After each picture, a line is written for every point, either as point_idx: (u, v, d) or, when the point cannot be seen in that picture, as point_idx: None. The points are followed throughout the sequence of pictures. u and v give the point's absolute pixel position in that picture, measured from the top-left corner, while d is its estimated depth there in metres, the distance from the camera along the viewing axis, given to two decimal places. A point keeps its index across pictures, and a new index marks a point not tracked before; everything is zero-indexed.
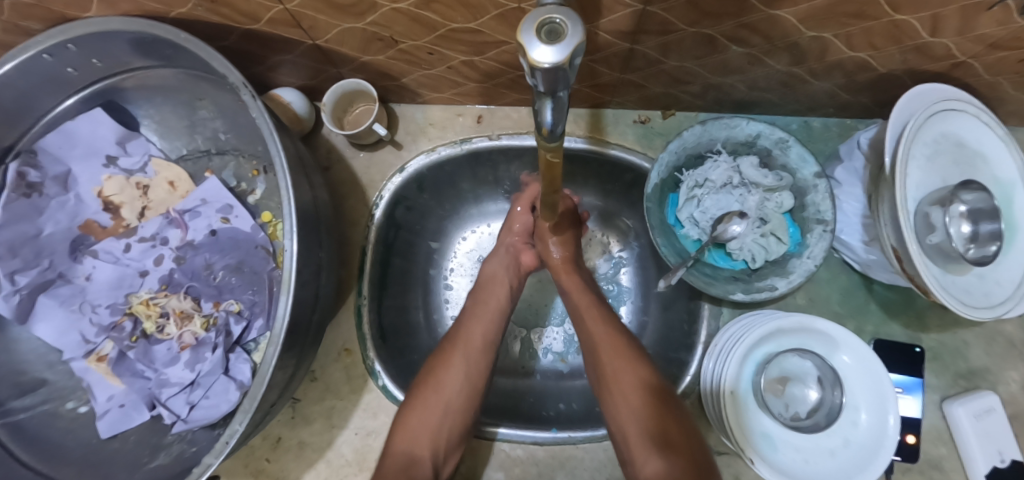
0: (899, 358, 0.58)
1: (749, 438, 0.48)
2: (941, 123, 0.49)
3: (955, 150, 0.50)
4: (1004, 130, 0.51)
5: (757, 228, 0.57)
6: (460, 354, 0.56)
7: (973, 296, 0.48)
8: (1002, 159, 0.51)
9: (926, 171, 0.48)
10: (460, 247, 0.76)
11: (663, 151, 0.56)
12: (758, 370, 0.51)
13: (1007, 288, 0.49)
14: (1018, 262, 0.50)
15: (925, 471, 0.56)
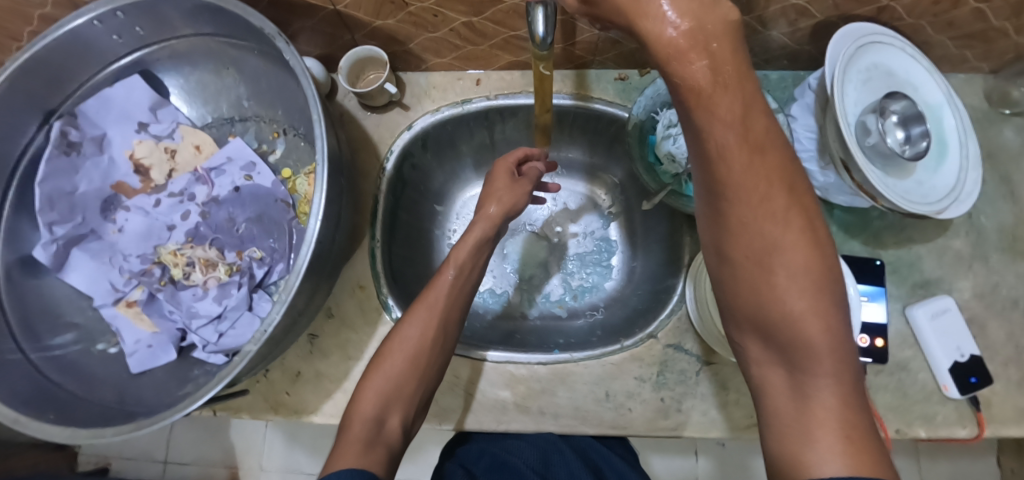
0: (864, 271, 0.64)
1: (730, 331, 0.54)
2: (872, 54, 0.58)
3: (888, 78, 0.58)
4: (927, 61, 0.60)
5: None
6: (433, 297, 0.57)
7: (913, 197, 0.55)
8: (930, 86, 0.60)
9: (863, 91, 0.56)
10: (460, 209, 0.84)
11: (639, 96, 0.64)
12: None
13: (942, 191, 0.57)
14: (950, 170, 0.58)
15: (894, 372, 0.62)
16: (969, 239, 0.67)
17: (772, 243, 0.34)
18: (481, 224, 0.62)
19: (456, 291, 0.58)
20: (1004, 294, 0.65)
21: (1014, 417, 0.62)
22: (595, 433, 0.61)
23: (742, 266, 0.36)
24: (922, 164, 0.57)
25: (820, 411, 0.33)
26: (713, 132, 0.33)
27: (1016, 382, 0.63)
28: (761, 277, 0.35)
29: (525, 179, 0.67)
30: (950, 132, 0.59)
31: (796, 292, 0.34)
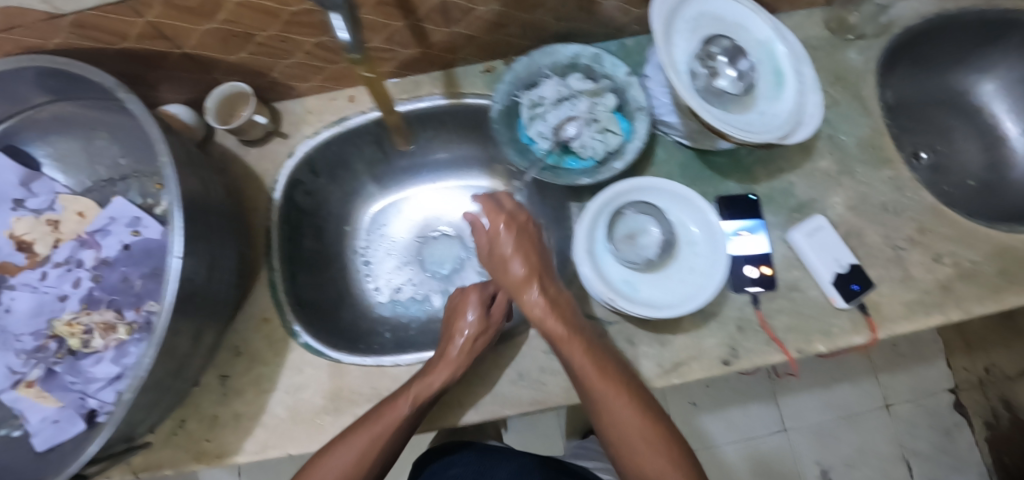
0: (740, 208, 0.67)
1: (613, 286, 0.56)
2: (694, 5, 0.61)
3: (715, 23, 0.62)
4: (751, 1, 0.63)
5: (593, 127, 0.67)
6: (382, 423, 0.54)
7: (756, 127, 0.59)
8: (758, 24, 0.64)
9: (692, 38, 0.60)
10: (366, 227, 0.85)
11: (499, 82, 0.66)
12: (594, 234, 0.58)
13: (785, 116, 0.60)
14: (790, 96, 0.62)
15: (787, 294, 0.65)
16: (834, 158, 0.71)
17: (625, 434, 0.53)
18: (446, 367, 0.58)
19: (396, 422, 0.54)
20: (873, 202, 0.70)
21: (902, 312, 0.66)
22: (515, 413, 0.62)
23: (631, 455, 0.53)
24: (761, 96, 0.61)
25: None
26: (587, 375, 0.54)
27: (898, 280, 0.67)
28: (639, 459, 0.53)
29: (496, 311, 0.63)
30: (784, 62, 0.63)
31: (652, 462, 0.52)
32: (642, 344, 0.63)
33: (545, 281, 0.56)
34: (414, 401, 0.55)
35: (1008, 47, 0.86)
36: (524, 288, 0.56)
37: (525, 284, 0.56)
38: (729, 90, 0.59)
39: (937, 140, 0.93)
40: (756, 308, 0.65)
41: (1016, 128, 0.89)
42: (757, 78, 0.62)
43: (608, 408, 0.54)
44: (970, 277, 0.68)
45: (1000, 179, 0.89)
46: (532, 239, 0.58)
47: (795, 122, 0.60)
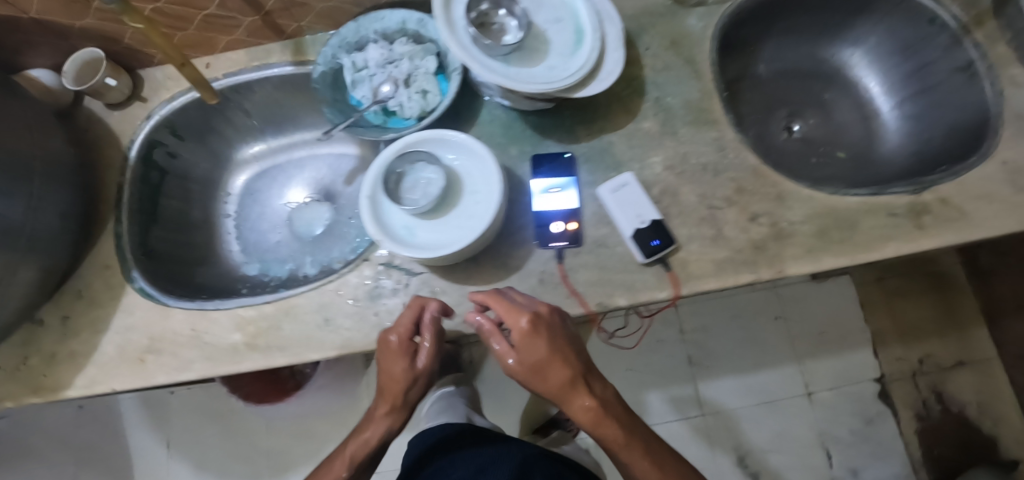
0: (553, 165, 0.69)
1: (391, 233, 0.58)
2: None
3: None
4: None
5: (412, 88, 0.70)
6: (354, 446, 0.67)
7: (537, 79, 0.61)
8: None
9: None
10: (229, 194, 0.90)
11: (323, 45, 0.69)
12: (381, 185, 0.59)
13: (574, 69, 0.62)
14: (585, 52, 0.63)
15: (592, 250, 0.66)
16: (658, 119, 0.72)
17: (630, 468, 0.59)
18: (381, 423, 0.66)
19: (366, 442, 0.67)
20: (693, 161, 0.70)
21: (711, 270, 0.65)
22: (318, 356, 0.65)
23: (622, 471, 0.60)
24: (554, 53, 0.64)
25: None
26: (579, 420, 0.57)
27: (711, 239, 0.67)
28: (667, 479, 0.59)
29: (421, 349, 0.61)
30: (586, 22, 0.65)
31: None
32: (444, 294, 0.66)
33: (556, 349, 0.55)
34: (364, 445, 0.67)
35: (876, 15, 0.85)
36: (554, 363, 0.55)
37: (541, 364, 0.55)
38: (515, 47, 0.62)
39: (818, 110, 0.94)
40: (558, 261, 0.66)
41: (888, 97, 0.91)
42: (554, 36, 0.65)
43: (626, 453, 0.58)
44: (786, 237, 0.67)
45: (869, 147, 0.90)
46: (556, 335, 0.56)
47: (581, 75, 0.61)
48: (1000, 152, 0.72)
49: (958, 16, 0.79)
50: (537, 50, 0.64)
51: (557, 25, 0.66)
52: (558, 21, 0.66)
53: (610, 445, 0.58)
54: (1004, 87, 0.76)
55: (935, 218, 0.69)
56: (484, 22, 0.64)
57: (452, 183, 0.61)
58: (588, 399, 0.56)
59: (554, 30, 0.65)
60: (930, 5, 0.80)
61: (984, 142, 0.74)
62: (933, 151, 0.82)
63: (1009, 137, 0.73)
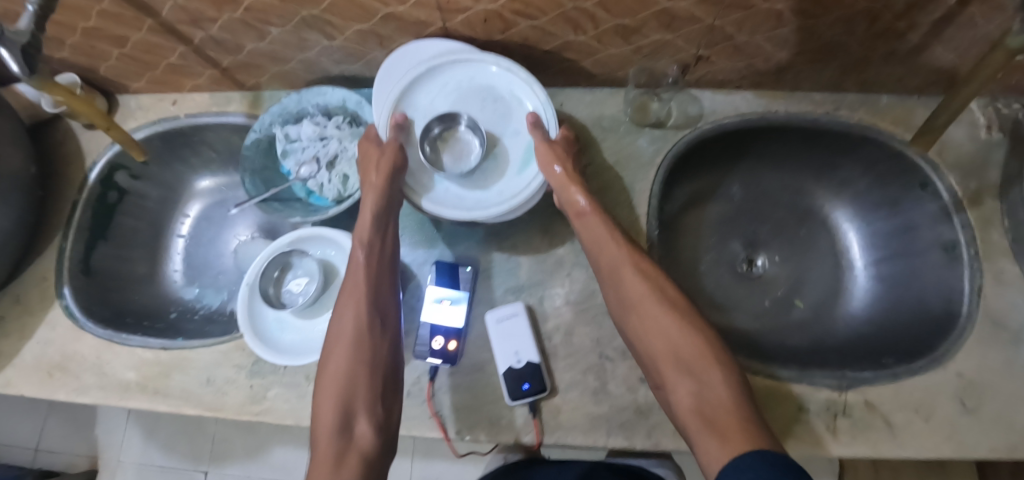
0: (453, 277, 0.67)
1: (261, 328, 0.60)
2: (464, 70, 0.66)
3: (481, 91, 0.67)
4: (526, 74, 0.65)
5: (334, 171, 0.71)
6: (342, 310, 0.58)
7: (467, 201, 0.65)
8: (530, 98, 0.66)
9: (445, 105, 0.67)
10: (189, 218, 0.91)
11: (262, 113, 0.71)
12: (263, 274, 0.61)
13: (506, 197, 0.65)
14: (526, 178, 0.66)
15: (467, 373, 0.65)
16: (574, 246, 0.68)
17: (636, 303, 0.58)
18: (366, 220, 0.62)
19: (371, 271, 0.60)
20: (597, 301, 0.66)
21: (582, 424, 0.62)
22: (194, 412, 0.68)
23: (645, 323, 0.58)
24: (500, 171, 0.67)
25: (697, 392, 0.52)
26: (576, 211, 0.63)
27: (593, 390, 0.63)
28: (655, 323, 0.57)
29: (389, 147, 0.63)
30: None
31: (657, 321, 0.57)
32: None
33: (552, 143, 0.64)
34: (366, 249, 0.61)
35: (865, 163, 0.77)
36: (551, 161, 0.63)
37: (550, 161, 0.63)
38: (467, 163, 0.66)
39: (783, 249, 0.86)
40: (430, 379, 0.65)
41: (864, 255, 0.81)
42: (507, 151, 0.68)
43: (621, 279, 0.60)
44: None
45: (827, 305, 0.81)
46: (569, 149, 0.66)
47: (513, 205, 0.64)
48: (955, 361, 0.64)
49: (953, 188, 0.71)
50: (486, 167, 0.66)
51: (514, 138, 0.68)
52: (517, 134, 0.68)
53: (601, 250, 0.61)
54: (983, 283, 0.67)
55: (853, 424, 0.62)
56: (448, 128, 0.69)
57: (330, 279, 0.63)
58: (577, 189, 0.62)
59: (511, 144, 0.68)
60: (925, 169, 0.72)
61: (947, 339, 0.66)
62: (890, 332, 0.73)
63: (970, 345, 0.65)
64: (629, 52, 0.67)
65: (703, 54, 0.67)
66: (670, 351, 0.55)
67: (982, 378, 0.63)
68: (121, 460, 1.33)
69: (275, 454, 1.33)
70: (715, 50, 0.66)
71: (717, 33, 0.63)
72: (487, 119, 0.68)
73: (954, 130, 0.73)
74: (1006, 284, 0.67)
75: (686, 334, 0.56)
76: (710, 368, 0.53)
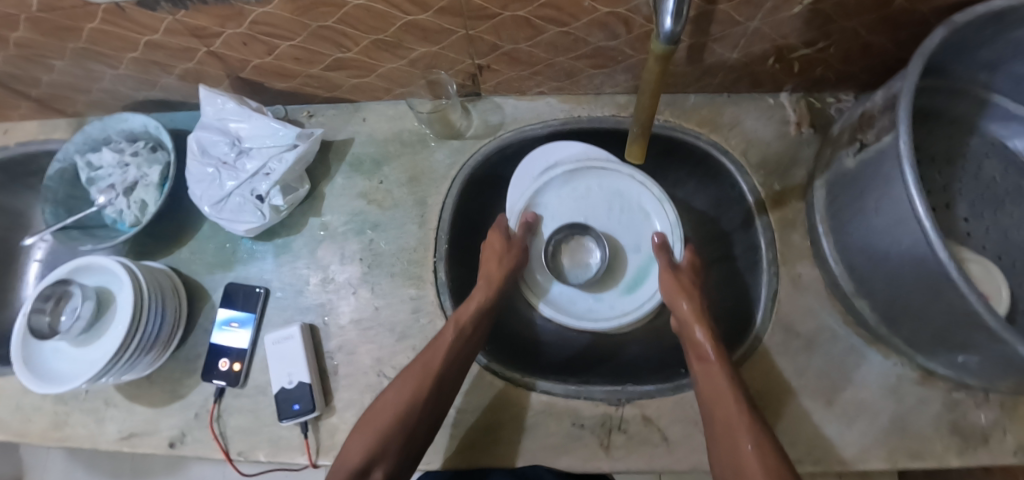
0: (242, 299, 0.68)
1: (35, 358, 0.61)
2: (597, 177, 0.73)
3: (613, 199, 0.73)
4: (659, 190, 0.71)
5: (132, 196, 0.71)
6: (417, 373, 0.55)
7: (578, 305, 0.71)
8: (659, 213, 0.71)
9: (572, 217, 0.73)
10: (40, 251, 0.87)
11: (64, 142, 0.72)
12: (35, 308, 0.61)
13: (614, 310, 0.70)
14: (637, 297, 0.70)
15: (251, 395, 0.65)
16: (365, 264, 0.68)
17: (739, 410, 0.50)
18: (483, 292, 0.63)
19: (456, 352, 0.58)
20: (382, 320, 0.66)
21: None
22: (3, 438, 0.70)
23: (723, 434, 0.49)
24: (612, 283, 0.72)
25: (746, 457, 0.45)
26: (697, 345, 0.57)
27: None
28: (729, 432, 0.49)
29: (514, 243, 0.69)
30: (653, 266, 0.71)
31: (739, 434, 0.48)
32: (114, 407, 0.68)
33: (679, 274, 0.64)
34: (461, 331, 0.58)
35: (681, 164, 0.75)
36: (680, 297, 0.62)
37: (677, 289, 0.62)
38: (587, 269, 0.72)
39: None
40: (215, 401, 0.65)
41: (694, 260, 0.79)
42: (625, 266, 0.72)
43: (716, 379, 0.53)
44: (445, 426, 0.62)
45: None
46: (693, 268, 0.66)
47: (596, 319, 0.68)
48: (741, 372, 0.63)
49: (757, 190, 0.68)
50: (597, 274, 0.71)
51: (635, 254, 0.72)
52: (637, 250, 0.73)
53: (704, 365, 0.55)
54: (780, 289, 0.65)
55: (628, 438, 0.60)
56: (578, 237, 0.74)
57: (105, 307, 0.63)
58: (689, 303, 0.60)
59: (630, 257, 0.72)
60: (731, 170, 0.69)
61: (742, 346, 0.64)
62: None
63: (760, 355, 0.63)
64: (407, 66, 0.66)
65: (483, 64, 0.66)
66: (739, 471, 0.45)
67: (766, 388, 0.62)
68: None
69: None
70: (491, 58, 0.65)
71: (480, 43, 0.62)
72: (611, 227, 0.73)
73: (763, 129, 0.71)
74: (803, 290, 0.65)
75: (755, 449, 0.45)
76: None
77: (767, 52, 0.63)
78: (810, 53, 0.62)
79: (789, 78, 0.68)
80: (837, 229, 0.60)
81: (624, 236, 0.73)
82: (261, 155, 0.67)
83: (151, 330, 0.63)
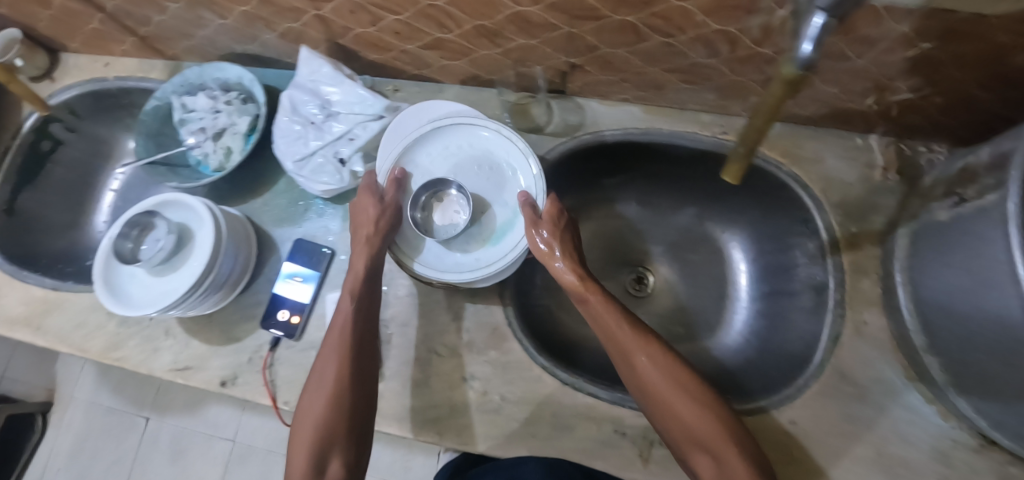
0: (308, 257, 0.70)
1: (112, 281, 0.65)
2: (466, 134, 0.69)
3: (479, 158, 0.68)
4: (523, 143, 0.66)
5: (219, 143, 0.75)
6: (334, 355, 0.57)
7: (443, 261, 0.65)
8: (525, 169, 0.67)
9: (438, 173, 0.68)
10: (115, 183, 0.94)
11: (162, 81, 0.75)
12: (121, 233, 0.65)
13: (479, 263, 0.65)
14: (502, 248, 0.65)
15: (303, 349, 0.67)
16: None
17: (655, 374, 0.56)
18: (361, 248, 0.63)
19: (362, 315, 0.60)
20: (438, 298, 0.67)
21: (396, 414, 0.63)
22: (65, 351, 0.73)
23: (655, 399, 0.56)
24: (480, 238, 0.67)
25: (687, 414, 0.54)
26: (583, 295, 0.62)
27: (415, 383, 0.64)
28: (662, 398, 0.55)
29: (391, 199, 0.64)
30: (518, 220, 0.66)
31: (670, 398, 0.55)
32: (173, 338, 0.71)
33: (539, 227, 0.63)
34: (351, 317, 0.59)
35: (752, 190, 0.74)
36: (552, 255, 0.62)
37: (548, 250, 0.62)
38: (455, 225, 0.67)
39: (671, 271, 0.84)
40: (270, 350, 0.68)
41: (750, 289, 0.78)
42: (489, 219, 0.67)
43: (625, 349, 0.58)
44: (487, 410, 0.63)
45: (699, 335, 0.79)
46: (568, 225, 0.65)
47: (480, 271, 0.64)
48: (791, 408, 0.62)
49: (831, 228, 0.67)
50: (466, 229, 0.66)
51: (501, 208, 0.68)
52: (504, 204, 0.68)
53: (602, 321, 0.60)
54: (842, 332, 0.63)
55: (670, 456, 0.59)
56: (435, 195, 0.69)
57: (183, 243, 0.66)
58: (574, 275, 0.62)
59: (494, 212, 0.68)
60: (807, 205, 0.68)
61: (795, 383, 0.63)
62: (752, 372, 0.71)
63: (812, 395, 0.62)
64: (500, 54, 0.67)
65: (575, 63, 0.66)
66: (685, 427, 0.53)
67: (813, 429, 0.60)
68: (73, 396, 1.40)
69: (210, 412, 1.40)
70: (585, 59, 0.65)
71: (579, 43, 0.62)
72: (481, 186, 0.68)
73: (845, 168, 0.69)
74: (866, 337, 0.63)
75: (692, 407, 0.54)
76: (722, 443, 0.52)
77: (866, 91, 0.62)
78: (912, 98, 0.60)
79: (881, 121, 0.67)
80: (917, 282, 0.58)
81: (489, 192, 0.68)
82: (349, 121, 0.69)
83: (223, 272, 0.65)
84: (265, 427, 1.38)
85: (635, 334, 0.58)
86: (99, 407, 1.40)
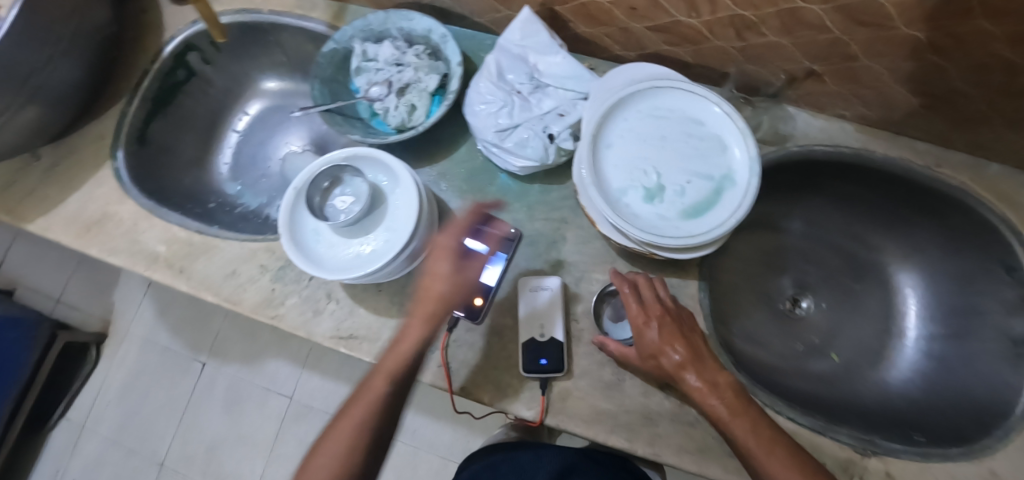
0: (495, 236, 0.66)
1: (296, 233, 0.60)
2: (678, 97, 0.62)
3: (690, 125, 0.62)
4: (744, 123, 0.60)
5: (402, 98, 0.69)
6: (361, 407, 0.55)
7: (640, 222, 0.59)
8: (739, 149, 0.60)
9: (644, 128, 0.62)
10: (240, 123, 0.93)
11: (346, 23, 0.70)
12: (314, 182, 0.61)
13: (680, 232, 0.57)
14: (704, 223, 0.58)
15: (485, 334, 0.63)
16: None
17: (731, 413, 0.51)
18: (421, 321, 0.57)
19: (405, 380, 0.56)
20: None
21: (585, 415, 0.60)
22: (212, 301, 0.69)
23: (734, 431, 0.51)
24: (680, 207, 0.59)
25: (761, 451, 0.50)
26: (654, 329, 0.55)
27: (605, 384, 0.61)
28: (738, 434, 0.51)
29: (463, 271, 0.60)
30: (723, 197, 0.59)
31: (747, 436, 0.50)
32: (335, 303, 0.66)
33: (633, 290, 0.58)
34: (397, 378, 0.55)
35: (942, 226, 0.71)
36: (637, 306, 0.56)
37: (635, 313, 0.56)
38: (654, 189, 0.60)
39: (831, 297, 0.82)
40: (447, 330, 0.63)
41: (919, 327, 0.76)
42: (691, 189, 0.60)
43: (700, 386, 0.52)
44: (682, 422, 0.59)
45: (861, 366, 0.76)
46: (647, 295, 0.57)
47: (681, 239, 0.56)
48: (992, 457, 0.59)
49: None
50: (670, 197, 0.60)
51: (703, 180, 0.60)
52: (709, 178, 0.60)
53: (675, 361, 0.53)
54: None
55: None
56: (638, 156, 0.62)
57: (377, 203, 0.60)
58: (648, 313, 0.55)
59: (694, 184, 0.60)
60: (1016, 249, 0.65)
61: (995, 432, 0.61)
62: (927, 411, 0.69)
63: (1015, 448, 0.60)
64: (736, 48, 0.63)
65: (815, 70, 0.63)
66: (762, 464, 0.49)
67: None
68: (127, 332, 1.35)
69: (268, 366, 1.30)
70: (829, 67, 0.62)
71: (838, 49, 0.58)
72: (686, 154, 0.61)
73: None
74: None
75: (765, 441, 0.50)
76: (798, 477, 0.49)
77: None
78: None
79: None
80: None
81: (693, 162, 0.61)
82: (558, 97, 0.64)
83: (417, 245, 0.60)
84: (325, 387, 1.27)
85: (706, 363, 0.54)
86: (155, 346, 1.34)
